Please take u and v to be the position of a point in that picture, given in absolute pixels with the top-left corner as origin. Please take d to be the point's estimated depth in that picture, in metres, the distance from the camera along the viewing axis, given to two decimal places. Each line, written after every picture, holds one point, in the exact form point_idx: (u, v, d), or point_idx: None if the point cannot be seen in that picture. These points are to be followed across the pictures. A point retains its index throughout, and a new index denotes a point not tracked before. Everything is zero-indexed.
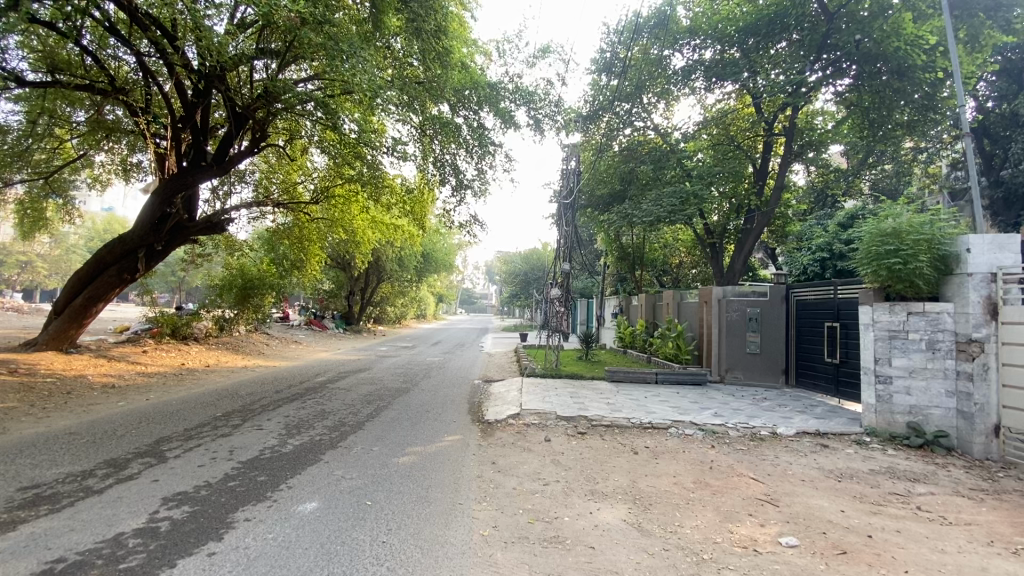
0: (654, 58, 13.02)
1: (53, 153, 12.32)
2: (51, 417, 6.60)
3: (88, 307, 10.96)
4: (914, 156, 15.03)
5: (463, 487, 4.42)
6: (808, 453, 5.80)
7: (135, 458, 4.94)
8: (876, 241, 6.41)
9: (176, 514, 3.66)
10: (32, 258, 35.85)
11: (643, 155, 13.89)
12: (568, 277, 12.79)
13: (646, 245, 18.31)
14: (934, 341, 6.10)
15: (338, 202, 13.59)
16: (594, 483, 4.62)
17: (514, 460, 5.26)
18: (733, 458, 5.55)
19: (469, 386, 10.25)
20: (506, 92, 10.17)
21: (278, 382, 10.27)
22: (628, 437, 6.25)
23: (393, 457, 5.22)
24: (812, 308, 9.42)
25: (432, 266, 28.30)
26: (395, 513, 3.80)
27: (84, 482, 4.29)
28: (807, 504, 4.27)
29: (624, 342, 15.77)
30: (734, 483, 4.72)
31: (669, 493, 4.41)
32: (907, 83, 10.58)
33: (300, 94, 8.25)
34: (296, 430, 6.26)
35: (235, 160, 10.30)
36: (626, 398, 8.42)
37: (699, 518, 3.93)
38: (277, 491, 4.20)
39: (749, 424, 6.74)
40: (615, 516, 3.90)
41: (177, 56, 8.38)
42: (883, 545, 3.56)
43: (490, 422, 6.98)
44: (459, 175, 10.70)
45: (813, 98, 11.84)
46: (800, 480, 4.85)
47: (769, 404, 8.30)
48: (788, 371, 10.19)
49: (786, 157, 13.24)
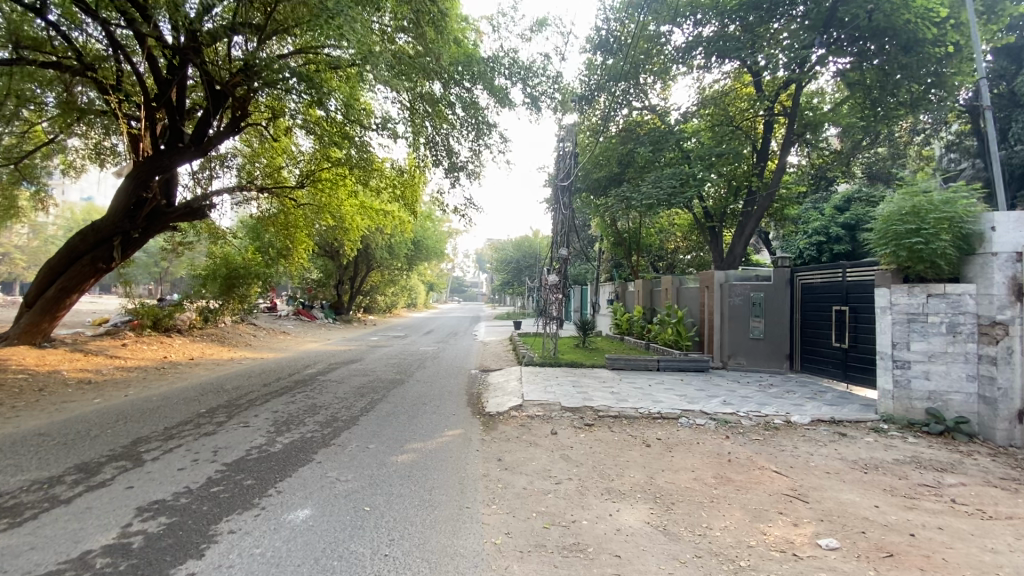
0: (651, 35, 12.46)
1: (23, 138, 11.65)
2: (21, 417, 6.12)
3: (61, 299, 10.37)
4: (910, 135, 14.52)
5: (468, 488, 4.08)
6: (827, 442, 5.53)
7: (109, 462, 4.52)
8: (893, 222, 6.18)
9: (152, 527, 3.28)
10: (9, 250, 35.07)
11: (642, 136, 13.46)
12: (564, 263, 12.33)
13: (642, 230, 18.04)
14: (956, 324, 5.83)
15: (325, 185, 13.07)
16: (609, 480, 4.30)
17: (521, 457, 4.92)
18: (751, 449, 5.26)
19: (466, 377, 9.89)
20: (502, 68, 9.68)
21: (266, 375, 9.80)
22: (637, 429, 5.94)
23: (391, 456, 4.86)
24: (818, 292, 9.15)
25: (422, 254, 27.74)
26: (396, 521, 3.45)
27: (52, 490, 3.88)
28: (839, 500, 4.00)
29: (621, 329, 15.58)
30: (758, 477, 4.42)
31: (690, 490, 4.10)
32: (915, 59, 10.32)
33: (281, 67, 7.73)
34: (286, 427, 5.86)
35: (214, 141, 9.69)
36: (630, 386, 8.12)
37: (727, 519, 3.61)
38: (265, 497, 3.82)
39: (762, 412, 6.48)
40: (637, 518, 3.58)
41: (151, 30, 7.88)
42: (930, 546, 3.28)
43: (492, 415, 6.62)
44: (453, 157, 10.25)
45: (814, 77, 11.58)
46: (825, 473, 4.58)
47: (777, 390, 8.05)
48: (793, 356, 9.97)
49: (787, 138, 12.91)
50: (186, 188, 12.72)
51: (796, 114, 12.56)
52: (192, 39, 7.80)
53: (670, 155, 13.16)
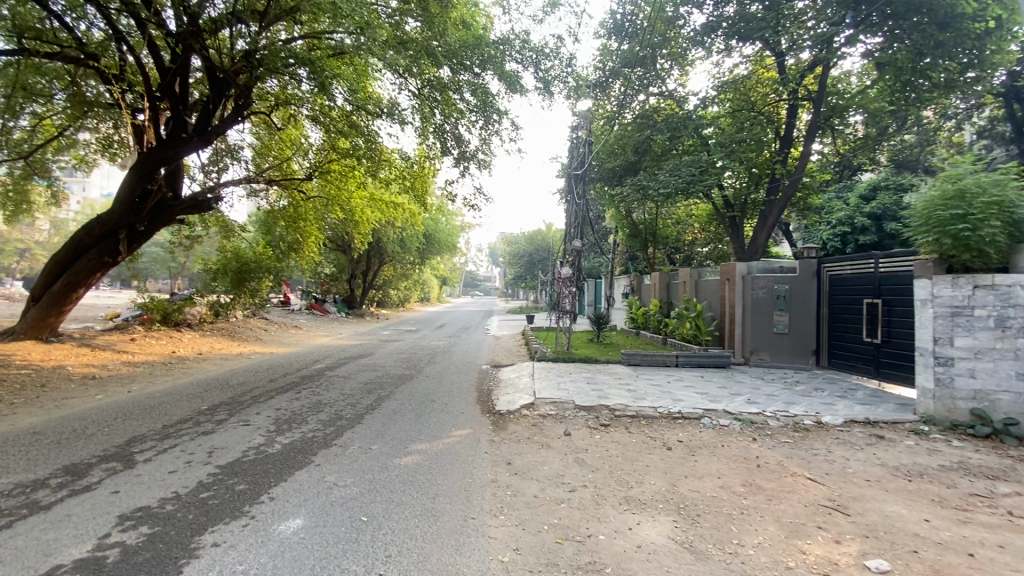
0: (669, 16, 11.86)
1: (34, 132, 11.56)
2: (18, 414, 5.98)
3: (68, 293, 10.30)
4: (941, 121, 13.27)
5: (475, 496, 3.76)
6: (863, 446, 5.12)
7: (99, 463, 4.31)
8: (937, 207, 5.68)
9: (130, 539, 3.02)
10: (29, 246, 35.71)
11: (658, 123, 12.93)
12: (578, 255, 11.88)
13: (659, 221, 17.54)
14: (1005, 318, 5.35)
15: (334, 176, 12.81)
16: (628, 488, 3.96)
17: (532, 460, 4.60)
18: (781, 453, 4.87)
19: (477, 373, 9.60)
20: (514, 51, 9.30)
21: (273, 371, 9.58)
22: (657, 430, 5.57)
23: (394, 458, 4.58)
24: (848, 284, 8.65)
25: (434, 247, 27.48)
26: (395, 533, 3.15)
27: (33, 495, 3.66)
28: (883, 512, 3.62)
29: (637, 323, 15.14)
30: (791, 486, 4.05)
31: (717, 500, 3.74)
32: (954, 35, 9.62)
33: (283, 52, 7.45)
34: (287, 426, 5.63)
35: (219, 130, 9.46)
36: (649, 383, 7.75)
37: (761, 534, 3.25)
38: (256, 504, 3.55)
39: (790, 413, 6.07)
40: (659, 532, 3.24)
41: (152, 16, 7.65)
42: (994, 569, 2.90)
43: (502, 413, 6.31)
44: (462, 146, 9.91)
45: (841, 58, 10.98)
46: (865, 481, 4.18)
47: (804, 388, 7.61)
48: (819, 351, 9.48)
49: (812, 123, 12.29)
50: (195, 181, 12.56)
51: (822, 98, 11.96)
52: (193, 24, 7.54)
53: (688, 142, 12.86)
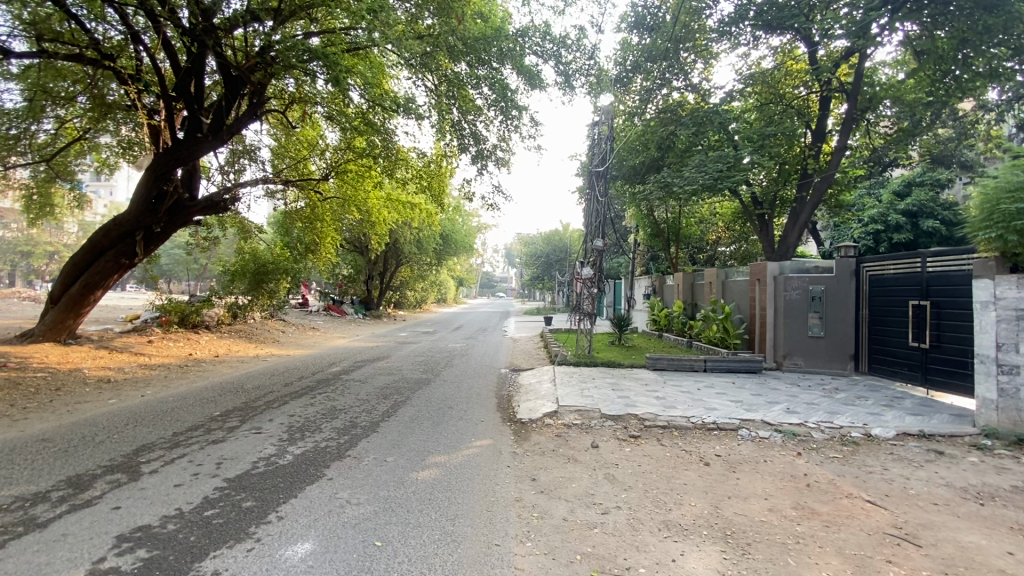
0: (692, 8, 11.44)
1: (56, 135, 11.57)
2: (30, 419, 5.86)
3: (85, 295, 10.26)
4: (979, 114, 12.29)
5: (498, 518, 3.45)
6: (921, 463, 4.66)
7: (103, 475, 4.09)
8: (1001, 198, 5.17)
9: (125, 565, 2.77)
10: (58, 249, 36.74)
11: (683, 117, 12.43)
12: (599, 255, 11.29)
13: (681, 219, 17.06)
14: None
15: (350, 176, 12.62)
16: (666, 510, 3.60)
17: (559, 476, 4.26)
18: (831, 470, 4.45)
19: (496, 377, 9.29)
20: (533, 44, 8.96)
21: (288, 373, 9.43)
22: (692, 443, 5.19)
23: (411, 472, 4.29)
24: (891, 285, 8.13)
25: (451, 248, 27.30)
26: (412, 562, 2.85)
27: (32, 510, 3.46)
28: (960, 544, 3.19)
29: (659, 325, 14.71)
30: (848, 509, 3.65)
31: (767, 526, 3.37)
32: (1003, 18, 8.75)
33: (299, 48, 7.15)
34: (300, 434, 5.39)
35: (233, 128, 9.27)
36: (678, 390, 7.35)
37: (823, 569, 2.87)
38: (262, 525, 3.28)
39: (835, 424, 5.62)
40: (707, 565, 2.88)
41: (167, 14, 7.43)
42: None
43: (524, 422, 5.99)
44: (479, 143, 9.60)
45: (877, 47, 10.38)
46: (931, 505, 3.76)
47: (846, 396, 7.13)
48: (858, 356, 9.01)
49: (846, 117, 11.69)
50: (212, 181, 12.47)
51: (858, 89, 11.32)
52: (205, 20, 7.34)
53: (713, 138, 12.62)
